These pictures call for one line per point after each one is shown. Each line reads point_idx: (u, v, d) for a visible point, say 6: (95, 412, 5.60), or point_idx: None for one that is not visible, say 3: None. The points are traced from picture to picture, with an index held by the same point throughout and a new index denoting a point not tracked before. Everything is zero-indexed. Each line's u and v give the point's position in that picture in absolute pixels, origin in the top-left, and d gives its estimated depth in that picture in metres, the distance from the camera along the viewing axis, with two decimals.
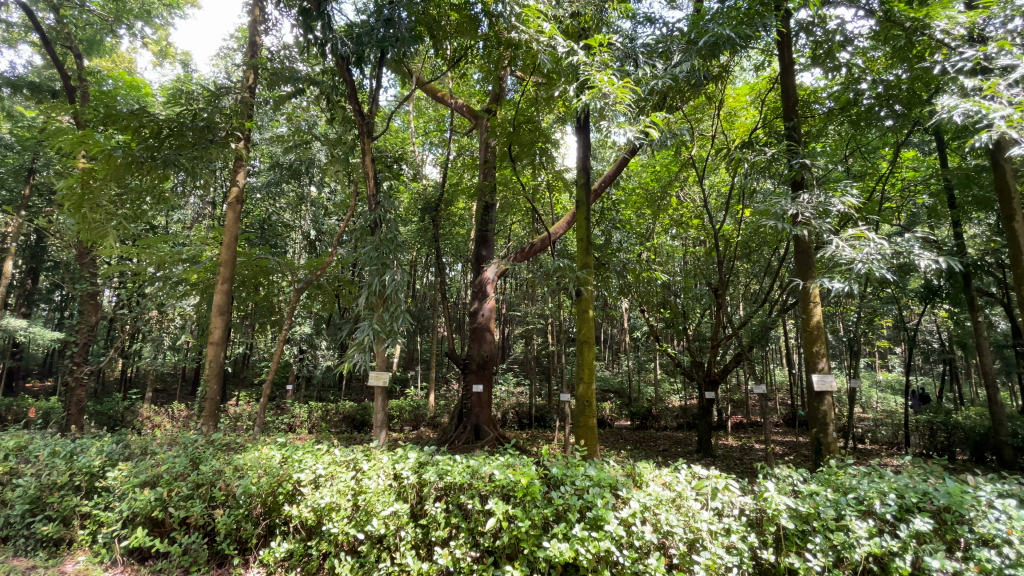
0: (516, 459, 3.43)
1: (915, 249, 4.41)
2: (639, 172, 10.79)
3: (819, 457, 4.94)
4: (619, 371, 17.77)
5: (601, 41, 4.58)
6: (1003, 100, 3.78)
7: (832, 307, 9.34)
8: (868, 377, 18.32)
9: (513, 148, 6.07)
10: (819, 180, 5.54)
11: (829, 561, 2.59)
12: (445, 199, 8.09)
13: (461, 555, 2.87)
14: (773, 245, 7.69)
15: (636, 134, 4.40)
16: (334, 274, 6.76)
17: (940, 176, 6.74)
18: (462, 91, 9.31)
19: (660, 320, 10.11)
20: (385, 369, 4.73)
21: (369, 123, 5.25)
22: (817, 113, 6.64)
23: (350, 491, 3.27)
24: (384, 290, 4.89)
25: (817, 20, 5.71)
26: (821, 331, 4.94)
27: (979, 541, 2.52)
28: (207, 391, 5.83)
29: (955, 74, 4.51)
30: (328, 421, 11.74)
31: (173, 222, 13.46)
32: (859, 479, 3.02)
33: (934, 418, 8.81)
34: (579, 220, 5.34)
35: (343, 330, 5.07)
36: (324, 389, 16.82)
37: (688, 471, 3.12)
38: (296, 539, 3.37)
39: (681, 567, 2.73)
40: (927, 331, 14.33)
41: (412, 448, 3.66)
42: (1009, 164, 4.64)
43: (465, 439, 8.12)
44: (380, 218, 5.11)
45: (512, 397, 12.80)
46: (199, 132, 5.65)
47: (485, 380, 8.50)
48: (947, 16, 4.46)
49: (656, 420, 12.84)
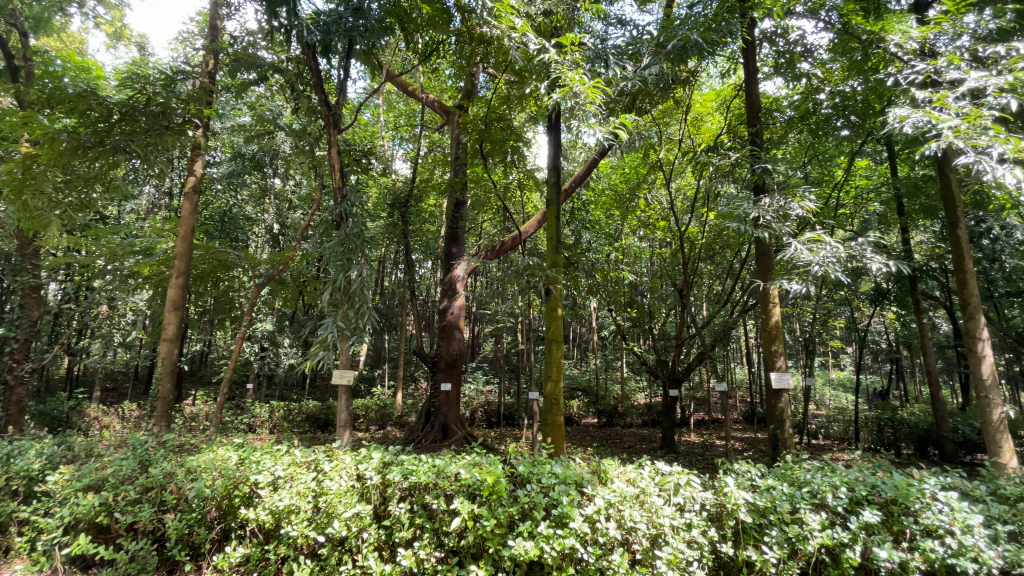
0: (483, 458, 3.41)
1: (867, 253, 4.63)
2: (609, 174, 10.93)
3: (776, 453, 5.10)
4: (586, 370, 18.01)
5: (573, 41, 4.60)
6: (951, 112, 3.98)
7: (790, 308, 9.67)
8: (821, 375, 19.18)
9: (484, 146, 6.01)
10: (780, 185, 5.73)
11: (784, 553, 2.69)
12: (414, 195, 7.95)
13: (425, 556, 2.83)
14: (735, 247, 7.90)
15: (605, 135, 4.46)
16: (297, 269, 6.55)
17: (890, 185, 7.12)
18: (433, 87, 9.19)
19: (627, 319, 10.27)
20: (350, 368, 4.62)
21: (335, 114, 5.10)
22: (778, 120, 6.88)
23: (311, 492, 3.18)
24: (349, 286, 4.77)
25: (780, 31, 5.90)
26: (779, 331, 5.09)
27: (923, 532, 2.67)
28: (158, 389, 5.55)
29: (906, 86, 4.71)
30: (290, 421, 11.41)
31: (125, 212, 12.79)
32: (812, 473, 3.14)
33: (882, 414, 9.27)
34: (550, 221, 5.34)
35: (303, 327, 4.92)
36: (287, 388, 16.38)
37: (652, 468, 3.16)
38: (253, 544, 3.23)
39: (643, 563, 2.76)
40: (876, 332, 15.07)
41: (376, 449, 3.59)
42: (954, 173, 4.91)
43: (432, 438, 8.01)
44: (346, 212, 4.99)
45: (480, 396, 12.77)
46: (152, 118, 5.34)
47: (454, 378, 8.41)
48: (901, 30, 4.67)
49: (621, 418, 13.11)
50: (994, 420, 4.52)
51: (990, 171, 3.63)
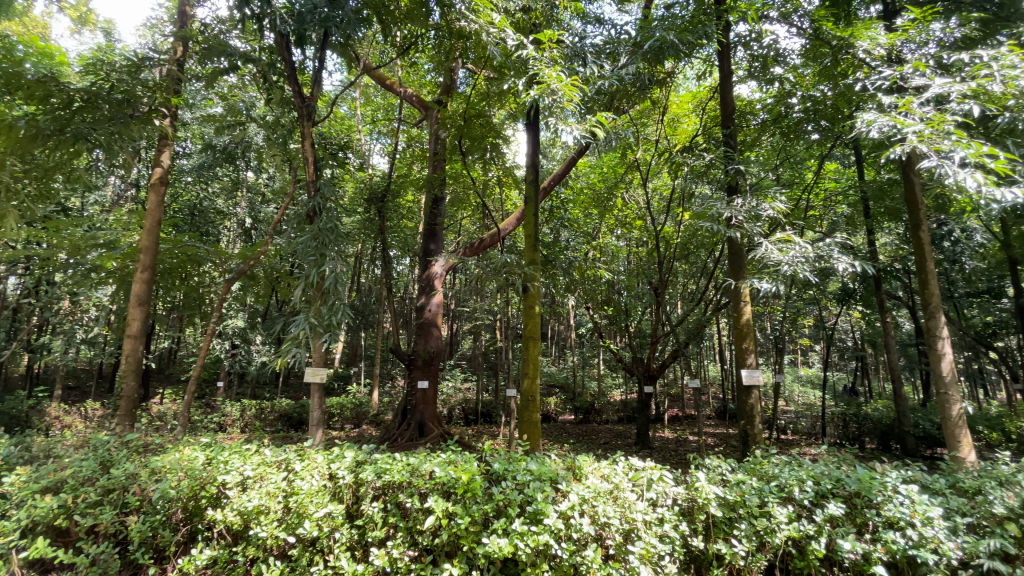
0: (458, 455, 3.39)
1: (834, 254, 4.77)
2: (587, 173, 11.01)
3: (746, 448, 5.20)
4: (563, 367, 18.14)
5: (551, 38, 4.61)
6: (915, 117, 4.11)
7: (761, 307, 9.89)
8: (790, 372, 19.73)
9: (463, 142, 5.95)
10: (752, 187, 5.85)
11: (752, 545, 2.77)
12: (392, 190, 7.85)
13: (398, 555, 2.79)
14: (710, 247, 8.02)
15: (582, 133, 4.47)
16: (270, 265, 6.39)
17: (858, 188, 7.34)
18: (412, 81, 9.08)
19: (604, 317, 10.37)
20: (323, 366, 4.53)
21: (309, 106, 4.98)
22: (752, 123, 7.00)
23: (281, 492, 3.11)
24: (322, 282, 4.67)
25: (755, 35, 6.01)
26: (750, 328, 5.20)
27: (885, 524, 2.78)
28: (122, 387, 5.35)
29: (874, 91, 4.86)
30: (263, 420, 11.15)
31: (89, 204, 12.31)
32: (780, 467, 3.22)
33: (848, 409, 9.59)
34: (528, 218, 5.34)
35: (275, 323, 4.80)
36: (259, 386, 16.01)
37: (625, 464, 3.19)
38: (220, 546, 3.14)
39: (616, 558, 2.79)
40: (843, 331, 15.58)
41: (349, 447, 3.53)
42: (917, 177, 5.10)
43: (408, 436, 7.93)
44: (319, 206, 4.88)
45: (458, 393, 12.73)
46: (117, 105, 5.12)
47: (430, 376, 8.34)
48: (869, 36, 4.82)
49: (598, 414, 13.25)
50: (953, 415, 4.71)
51: (952, 175, 3.77)
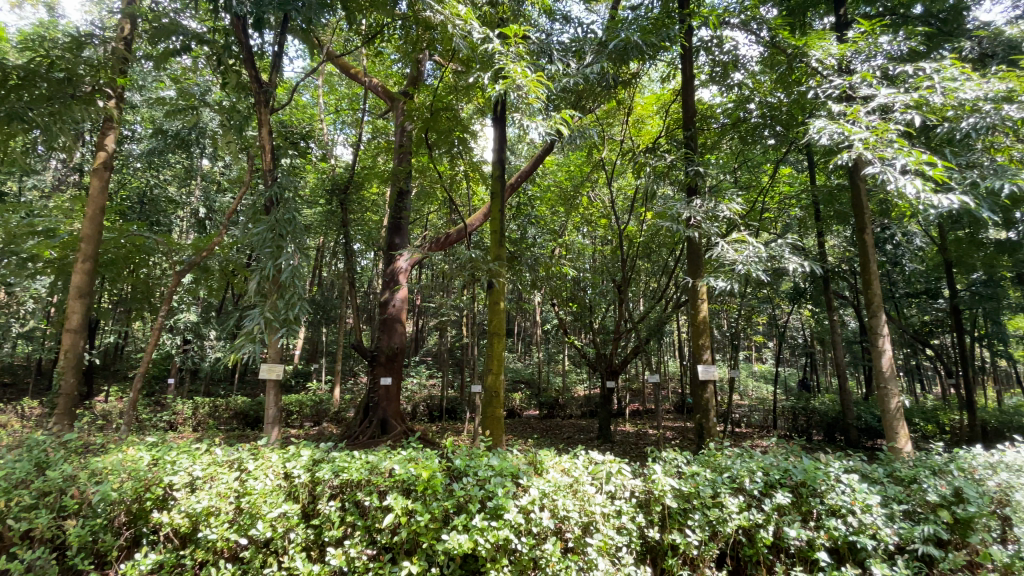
0: (419, 452, 3.35)
1: (785, 254, 4.97)
2: (554, 172, 11.10)
3: (701, 441, 5.35)
4: (529, 363, 18.23)
5: (517, 33, 4.58)
6: (862, 125, 4.31)
7: (719, 305, 10.22)
8: (745, 368, 20.51)
9: (429, 135, 5.83)
10: (711, 188, 6.02)
11: (705, 535, 2.87)
12: (355, 182, 7.66)
13: (356, 554, 2.73)
14: (671, 247, 8.22)
15: (547, 130, 4.48)
16: (224, 256, 6.09)
17: (810, 193, 7.69)
18: (378, 71, 8.89)
19: (568, 314, 10.47)
20: (279, 362, 4.38)
21: (267, 92, 4.78)
22: (712, 127, 7.20)
23: (233, 493, 2.99)
24: (279, 275, 4.51)
25: (716, 40, 6.17)
26: (707, 326, 5.36)
27: (828, 512, 2.94)
28: (60, 385, 5.01)
29: (825, 99, 5.08)
30: (217, 418, 10.72)
31: (26, 190, 11.51)
32: (733, 459, 3.34)
33: (798, 403, 10.04)
34: (494, 214, 5.31)
35: (228, 318, 4.61)
36: (213, 383, 15.38)
37: (586, 457, 3.23)
38: (167, 549, 3.00)
39: (574, 550, 2.82)
40: (794, 329, 16.30)
41: (306, 445, 3.43)
42: (863, 182, 5.36)
43: (370, 434, 7.78)
44: (277, 195, 4.71)
45: (423, 390, 12.61)
46: (56, 84, 4.82)
47: (394, 372, 8.22)
48: (822, 46, 5.03)
49: (561, 409, 13.43)
50: (891, 408, 5.00)
51: (894, 181, 3.98)
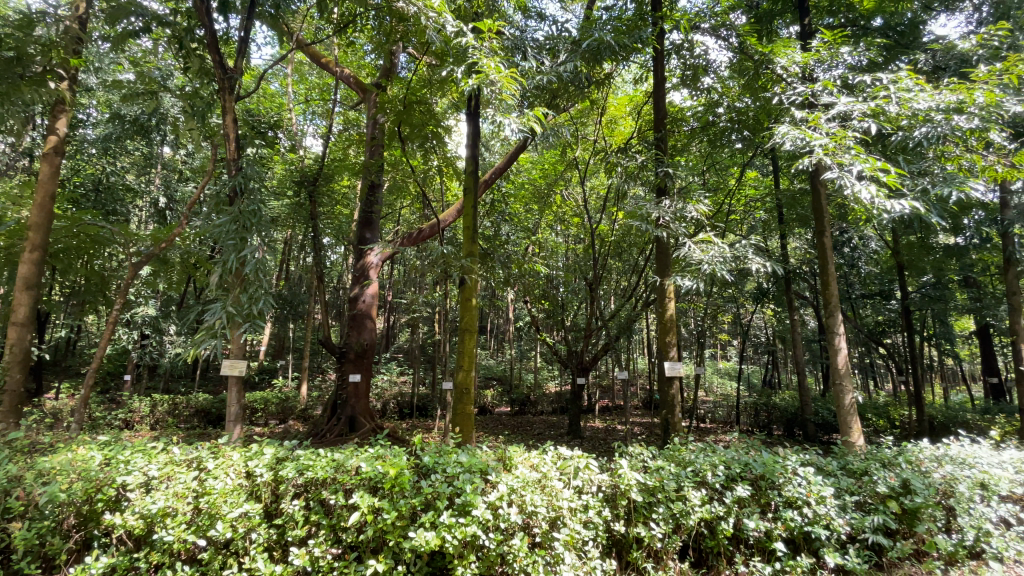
0: (387, 450, 3.31)
1: (749, 255, 5.12)
2: (528, 169, 11.11)
3: (667, 436, 5.48)
4: (501, 360, 18.26)
5: (491, 28, 4.55)
6: (822, 132, 4.47)
7: (687, 303, 10.46)
8: (710, 365, 21.09)
9: (402, 128, 5.72)
10: (680, 189, 6.15)
11: (668, 527, 2.96)
12: (324, 174, 7.48)
13: (320, 554, 2.68)
14: (641, 246, 8.35)
15: (520, 126, 4.47)
16: (185, 247, 5.85)
17: (773, 196, 7.96)
18: (350, 61, 8.70)
19: (541, 311, 10.54)
20: (242, 358, 4.25)
21: (232, 78, 4.60)
22: (683, 129, 7.35)
23: (191, 493, 2.89)
24: (242, 269, 4.37)
25: (687, 44, 6.28)
26: (674, 324, 5.49)
27: (785, 503, 3.07)
28: (5, 382, 4.72)
29: (788, 106, 5.25)
30: (176, 416, 10.34)
31: None
32: (696, 453, 3.43)
33: (759, 400, 10.39)
34: (467, 210, 5.28)
35: (188, 312, 4.45)
36: (173, 379, 14.81)
37: (554, 453, 3.25)
38: (120, 552, 2.87)
39: (541, 545, 2.85)
40: (757, 328, 16.84)
41: (269, 443, 3.34)
42: (823, 187, 5.57)
43: (337, 431, 7.64)
44: (241, 185, 4.56)
45: (394, 386, 12.46)
46: (3, 63, 4.51)
47: (363, 369, 8.09)
48: (787, 54, 5.21)
49: (533, 406, 13.52)
50: (846, 404, 5.21)
51: (850, 186, 4.15)
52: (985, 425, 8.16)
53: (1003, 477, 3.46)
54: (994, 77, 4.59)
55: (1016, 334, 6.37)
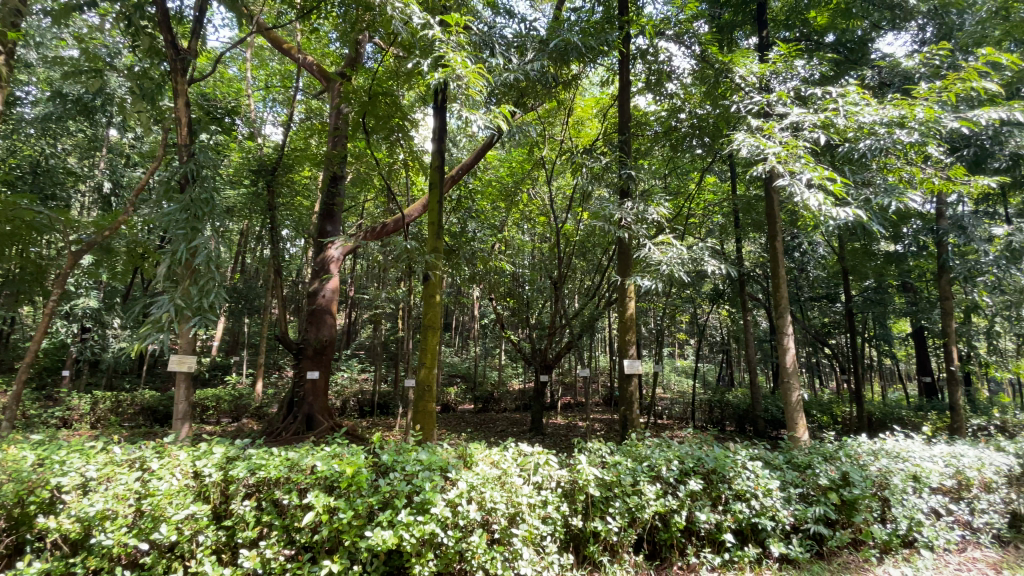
0: (345, 448, 3.23)
1: (705, 258, 5.28)
2: (495, 166, 11.08)
3: (624, 432, 5.60)
4: (465, 358, 18.21)
5: (459, 22, 4.50)
6: (775, 141, 4.66)
7: (647, 303, 10.72)
8: (669, 364, 21.73)
9: (367, 120, 5.58)
10: (643, 191, 6.28)
11: (624, 521, 3.05)
12: (284, 164, 7.23)
13: (272, 555, 2.62)
14: (605, 246, 8.48)
15: (486, 122, 4.44)
16: (131, 236, 5.52)
17: (730, 201, 8.25)
18: (313, 48, 8.44)
19: (505, 309, 10.56)
20: (190, 353, 4.10)
21: (184, 60, 4.37)
22: (647, 133, 7.51)
23: (133, 494, 2.74)
24: (193, 260, 4.18)
25: (652, 50, 6.42)
26: (634, 322, 5.61)
27: (734, 496, 3.23)
28: None
29: (746, 114, 5.45)
30: (120, 414, 9.80)
31: None
32: (652, 449, 3.52)
33: (713, 397, 10.78)
34: (432, 206, 5.22)
35: (133, 305, 4.22)
36: (117, 375, 14.04)
37: (515, 449, 3.27)
38: (54, 558, 2.70)
39: (500, 542, 2.86)
40: (713, 328, 17.44)
41: (219, 442, 3.20)
42: (776, 193, 5.81)
43: (294, 430, 7.42)
44: (193, 172, 4.35)
45: (354, 384, 12.21)
46: None
47: (322, 366, 7.88)
48: (745, 64, 5.39)
49: (496, 403, 13.56)
50: (792, 401, 5.47)
51: (800, 193, 4.35)
52: (918, 421, 8.76)
53: (932, 470, 3.71)
54: (934, 95, 4.88)
55: (947, 336, 6.82)
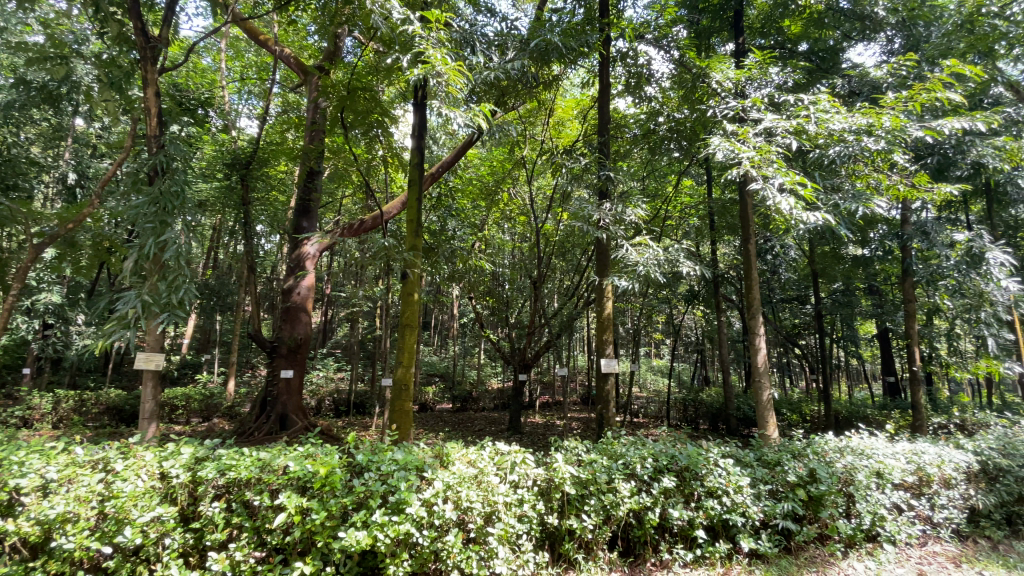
0: (318, 448, 3.18)
1: (680, 259, 5.37)
2: (476, 164, 11.04)
3: (600, 430, 5.64)
4: (443, 356, 18.14)
5: (439, 18, 4.47)
6: (749, 146, 4.76)
7: (625, 303, 10.84)
8: (645, 363, 22.06)
9: (345, 115, 5.50)
10: (621, 192, 6.34)
11: (599, 519, 3.08)
12: (259, 157, 7.07)
13: (242, 558, 2.57)
14: (583, 247, 8.54)
15: (466, 120, 4.42)
16: (97, 229, 5.32)
17: (706, 204, 8.40)
18: (290, 40, 8.26)
19: (484, 308, 10.54)
20: (158, 351, 4.00)
21: (154, 48, 4.23)
22: (626, 135, 7.59)
23: (96, 497, 2.64)
24: (161, 255, 4.05)
25: (632, 53, 6.48)
26: (611, 322, 5.67)
27: (707, 493, 3.29)
28: None
29: (721, 119, 5.56)
30: (83, 414, 9.44)
31: None
32: (627, 447, 3.56)
33: (688, 396, 10.98)
34: (410, 203, 5.18)
35: (98, 300, 4.07)
36: (80, 373, 13.51)
37: (492, 448, 3.26)
38: (12, 563, 2.59)
39: (476, 541, 2.85)
40: (688, 328, 17.74)
41: (187, 442, 3.11)
42: (750, 196, 5.94)
43: (266, 430, 7.26)
44: (163, 164, 4.22)
45: (330, 383, 12.03)
46: None
47: (296, 364, 7.74)
48: (722, 69, 5.50)
49: (474, 402, 13.55)
50: (763, 399, 5.60)
51: (772, 197, 4.46)
52: (881, 419, 9.09)
53: (895, 467, 3.84)
54: (900, 104, 5.05)
55: (910, 338, 7.08)
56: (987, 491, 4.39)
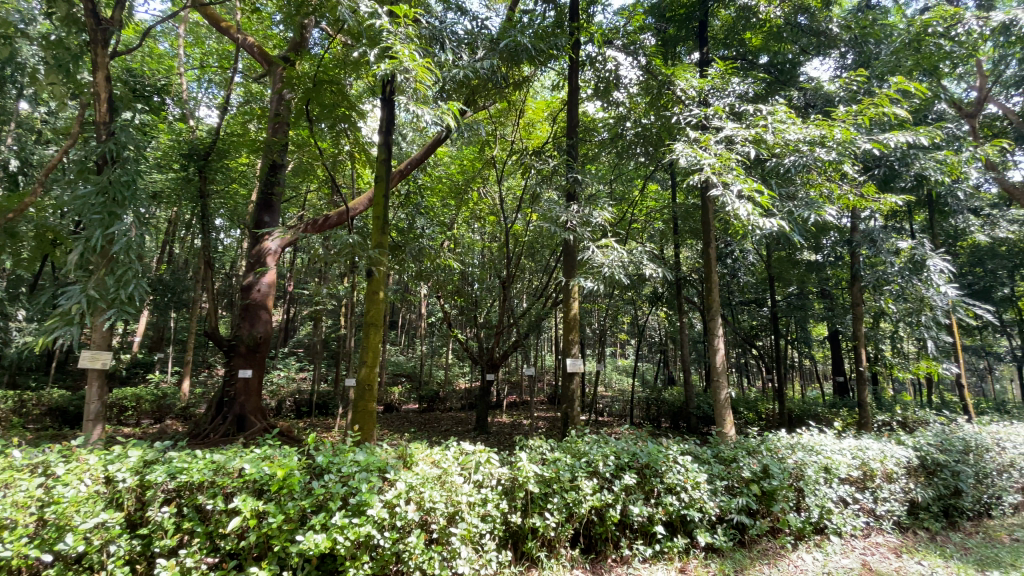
0: (276, 450, 3.10)
1: (644, 261, 5.49)
2: (445, 163, 10.97)
3: (566, 429, 5.70)
4: (410, 356, 17.94)
5: (408, 13, 4.42)
6: (710, 152, 4.90)
7: (591, 303, 11.00)
8: (610, 362, 22.46)
9: (310, 108, 5.37)
10: (588, 195, 6.43)
11: (562, 516, 3.12)
12: (219, 149, 6.82)
13: (193, 564, 2.49)
14: (551, 248, 8.62)
15: (434, 117, 4.37)
16: (39, 219, 5.02)
17: (670, 208, 8.62)
18: (254, 28, 8.00)
19: (452, 307, 10.49)
20: (105, 349, 3.80)
21: (106, 30, 4.01)
22: (594, 138, 7.70)
23: (34, 503, 2.49)
24: (110, 248, 3.86)
25: (600, 57, 6.57)
26: (577, 322, 5.74)
27: (666, 490, 3.38)
28: None
29: (685, 126, 5.70)
30: (22, 415, 8.87)
31: None
32: (591, 445, 3.62)
33: (651, 395, 11.23)
34: (377, 199, 5.09)
35: (39, 295, 3.85)
36: (20, 373, 12.70)
37: (456, 448, 3.26)
38: None
39: (438, 541, 2.85)
40: (653, 329, 18.14)
41: (135, 445, 2.99)
42: (712, 201, 6.12)
43: (222, 431, 7.01)
44: (113, 153, 4.01)
45: (291, 383, 11.72)
46: None
47: (255, 364, 7.50)
48: (686, 78, 5.66)
49: (441, 402, 13.47)
50: (722, 398, 5.78)
51: (731, 203, 4.61)
52: (831, 417, 9.55)
53: (842, 462, 4.03)
54: (851, 117, 5.29)
55: (857, 340, 7.46)
56: (925, 485, 4.68)
